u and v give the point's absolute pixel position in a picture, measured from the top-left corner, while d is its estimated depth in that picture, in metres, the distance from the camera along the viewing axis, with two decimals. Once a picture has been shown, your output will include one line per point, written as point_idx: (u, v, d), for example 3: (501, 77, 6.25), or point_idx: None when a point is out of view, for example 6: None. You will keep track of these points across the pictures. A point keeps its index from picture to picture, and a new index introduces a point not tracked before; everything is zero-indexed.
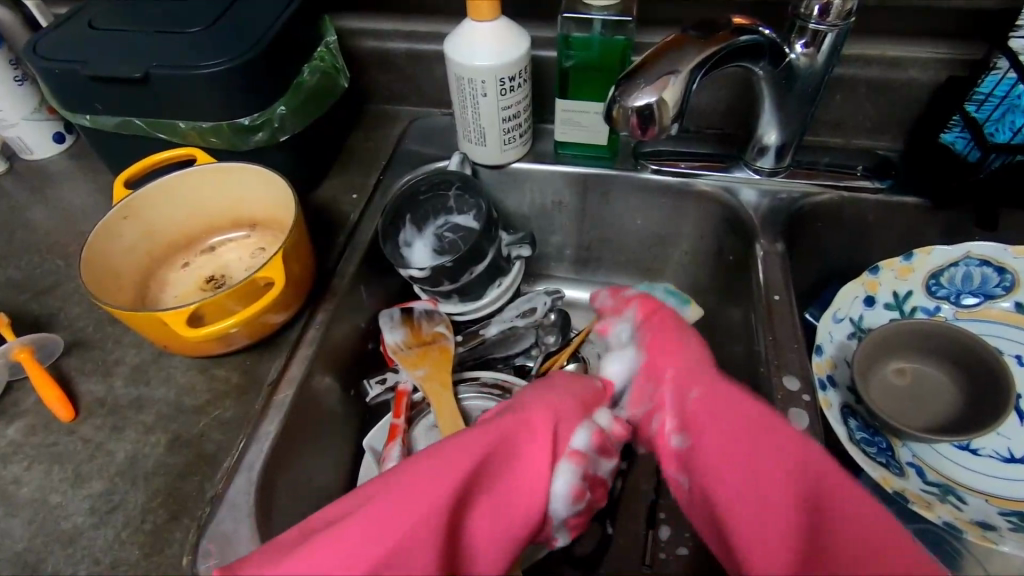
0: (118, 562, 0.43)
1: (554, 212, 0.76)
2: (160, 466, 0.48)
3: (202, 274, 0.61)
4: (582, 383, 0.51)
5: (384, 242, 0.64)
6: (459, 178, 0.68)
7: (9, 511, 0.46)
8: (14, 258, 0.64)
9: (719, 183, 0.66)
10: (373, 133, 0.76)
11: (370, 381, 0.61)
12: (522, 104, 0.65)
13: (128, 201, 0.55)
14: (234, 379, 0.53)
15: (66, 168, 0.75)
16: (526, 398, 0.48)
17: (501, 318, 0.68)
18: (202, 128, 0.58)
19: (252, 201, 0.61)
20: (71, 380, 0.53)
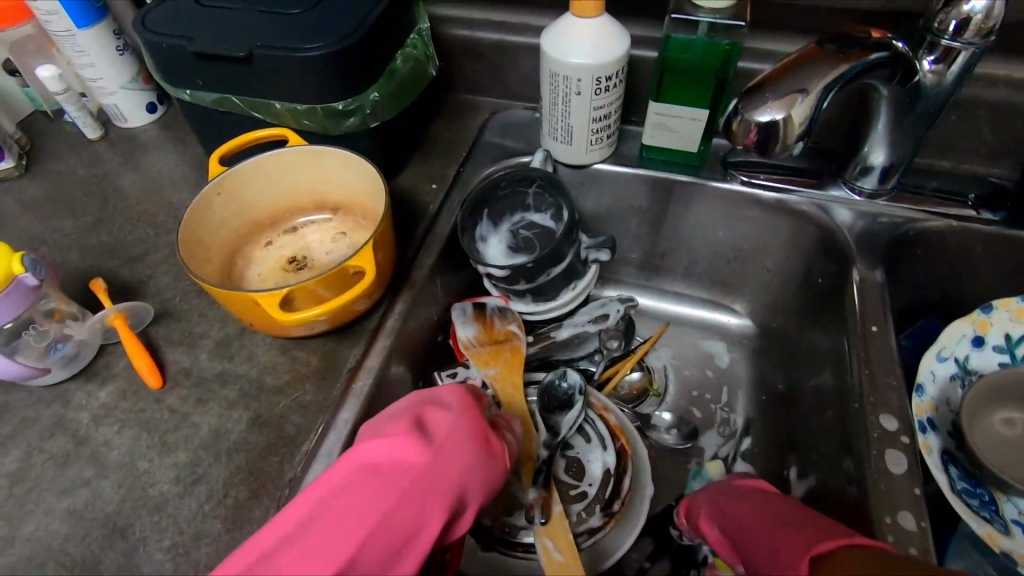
0: (201, 534, 0.44)
1: (632, 217, 0.74)
2: (242, 442, 0.48)
3: (284, 254, 0.62)
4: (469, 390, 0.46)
5: (461, 235, 0.64)
6: (542, 175, 0.66)
7: (101, 471, 0.47)
8: (107, 223, 0.67)
9: (814, 201, 0.63)
10: (453, 122, 0.75)
11: (442, 373, 0.61)
12: (614, 105, 0.63)
13: (223, 177, 0.56)
14: (314, 362, 0.53)
15: (156, 137, 0.77)
16: (456, 462, 0.39)
17: (572, 321, 0.67)
18: (297, 110, 0.58)
19: (338, 186, 0.61)
20: (159, 348, 0.55)
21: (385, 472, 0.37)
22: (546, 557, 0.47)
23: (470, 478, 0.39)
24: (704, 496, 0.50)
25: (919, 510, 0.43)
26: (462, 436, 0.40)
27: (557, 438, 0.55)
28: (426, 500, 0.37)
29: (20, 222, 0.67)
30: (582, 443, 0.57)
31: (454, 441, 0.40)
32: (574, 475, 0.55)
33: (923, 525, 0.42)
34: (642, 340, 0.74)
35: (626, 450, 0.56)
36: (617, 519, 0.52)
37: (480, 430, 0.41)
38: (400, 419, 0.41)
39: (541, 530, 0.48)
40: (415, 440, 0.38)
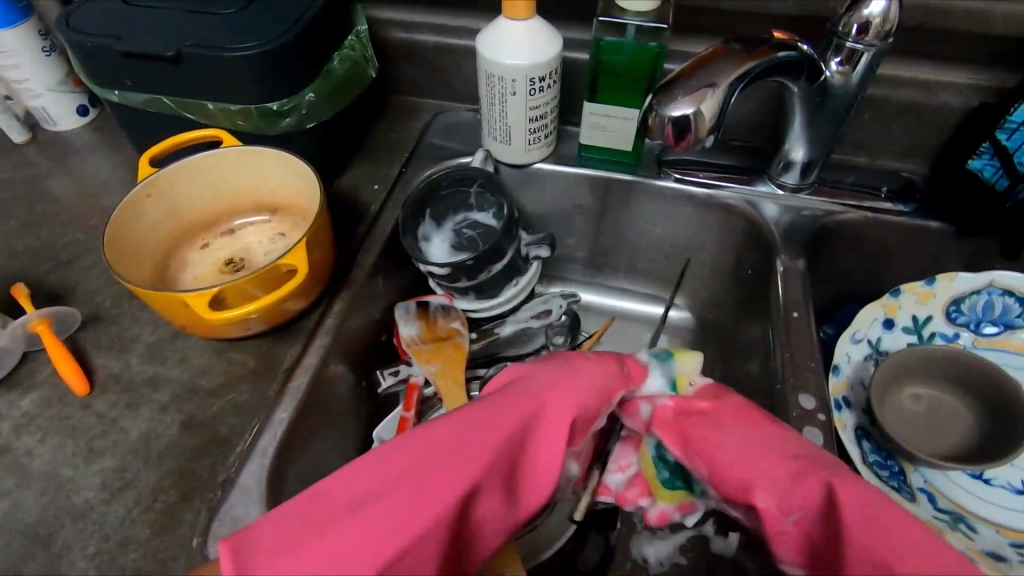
0: (128, 540, 0.43)
1: (574, 215, 0.75)
2: (173, 445, 0.48)
3: (221, 256, 0.61)
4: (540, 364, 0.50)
5: (403, 235, 0.64)
6: (484, 176, 0.68)
7: (23, 481, 0.46)
8: (33, 228, 0.64)
9: (742, 196, 0.66)
10: (396, 124, 0.76)
11: (384, 373, 0.60)
12: (550, 105, 0.65)
13: (153, 178, 0.55)
14: (250, 363, 0.53)
15: (88, 141, 0.75)
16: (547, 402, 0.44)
17: (516, 317, 0.68)
18: (231, 110, 0.58)
19: (275, 186, 0.61)
20: (87, 354, 0.53)
21: (475, 407, 0.43)
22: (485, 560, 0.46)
23: (553, 398, 0.44)
24: (721, 456, 0.44)
25: None
26: (550, 377, 0.46)
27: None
28: (516, 400, 0.44)
29: None
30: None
31: (541, 388, 0.45)
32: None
33: None
34: (588, 335, 0.74)
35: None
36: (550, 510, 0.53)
37: (568, 378, 0.46)
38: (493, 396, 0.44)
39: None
40: (518, 371, 0.48)
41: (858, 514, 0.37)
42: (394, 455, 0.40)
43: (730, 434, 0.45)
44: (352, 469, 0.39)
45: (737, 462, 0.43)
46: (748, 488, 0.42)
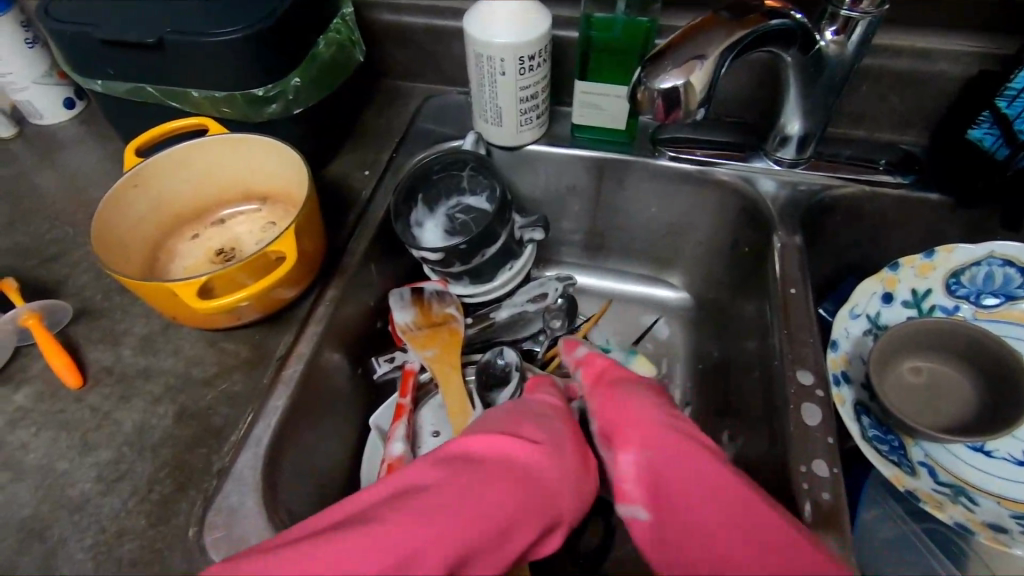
0: (124, 531, 0.43)
1: (568, 197, 0.74)
2: (167, 437, 0.47)
3: (211, 246, 0.61)
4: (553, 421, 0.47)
5: (395, 220, 0.63)
6: (475, 159, 0.67)
7: (18, 476, 0.45)
8: (24, 223, 0.64)
9: (737, 172, 0.65)
10: (386, 109, 0.75)
11: (379, 359, 0.60)
12: (541, 85, 0.63)
13: (139, 168, 0.54)
14: (243, 353, 0.52)
15: (75, 134, 0.74)
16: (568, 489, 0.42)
17: (512, 302, 0.68)
18: (215, 97, 0.57)
19: (264, 174, 0.60)
20: (79, 347, 0.53)
21: (501, 484, 0.39)
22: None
23: (568, 497, 0.42)
24: (608, 408, 0.47)
25: (831, 456, 0.45)
26: (572, 471, 0.42)
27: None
28: (541, 497, 0.40)
29: None
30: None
31: (559, 478, 0.41)
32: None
33: (835, 471, 0.45)
34: (586, 318, 0.75)
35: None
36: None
37: (580, 478, 0.43)
38: (509, 469, 0.41)
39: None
40: (539, 450, 0.42)
41: (696, 489, 0.40)
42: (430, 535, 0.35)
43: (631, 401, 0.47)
44: (358, 539, 0.35)
45: (632, 425, 0.45)
46: (625, 436, 0.45)
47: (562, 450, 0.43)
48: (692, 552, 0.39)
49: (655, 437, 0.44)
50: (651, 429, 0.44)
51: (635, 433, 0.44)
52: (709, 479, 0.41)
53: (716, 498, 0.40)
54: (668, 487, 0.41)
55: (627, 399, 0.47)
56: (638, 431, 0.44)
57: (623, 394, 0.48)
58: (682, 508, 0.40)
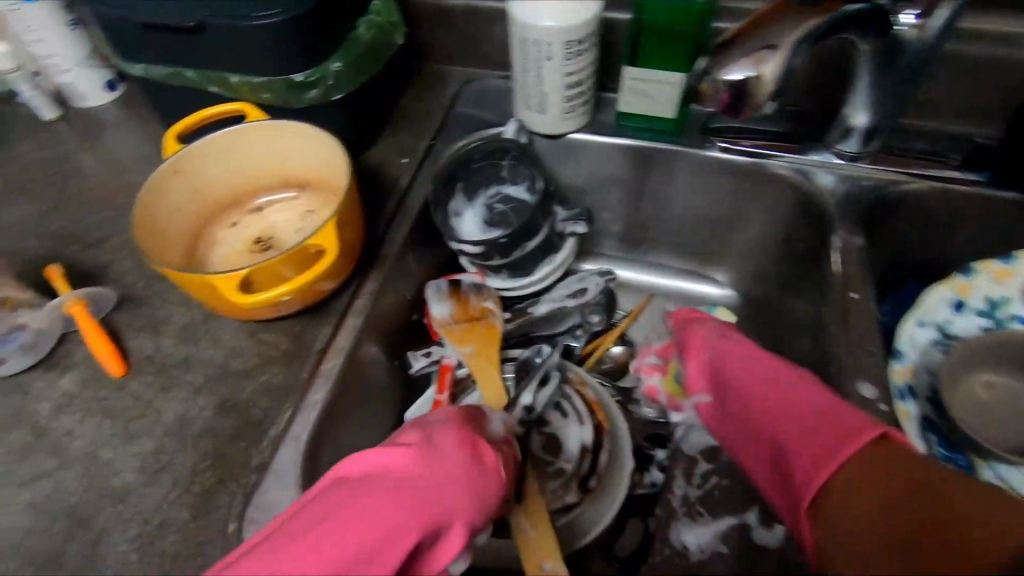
0: (167, 523, 0.43)
1: (611, 187, 0.71)
2: (208, 429, 0.47)
3: (250, 235, 0.60)
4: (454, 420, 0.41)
5: (434, 210, 0.62)
6: (515, 147, 0.64)
7: (63, 463, 0.46)
8: (68, 207, 0.64)
9: (793, 165, 0.61)
10: (425, 93, 0.72)
11: (415, 354, 0.59)
12: (587, 71, 0.60)
13: (179, 155, 0.54)
14: (282, 345, 0.52)
15: (115, 116, 0.74)
16: (453, 484, 0.36)
17: (550, 297, 0.66)
18: (254, 82, 0.56)
19: (302, 162, 0.59)
20: (122, 335, 0.53)
21: (362, 501, 0.33)
22: (520, 533, 0.46)
23: (455, 494, 0.36)
24: (691, 332, 0.59)
25: None
26: (457, 469, 0.37)
27: (532, 414, 0.55)
28: (415, 502, 0.34)
29: None
30: (558, 418, 0.55)
31: (433, 476, 0.35)
32: (549, 450, 0.53)
33: None
34: (623, 314, 0.72)
35: (603, 425, 0.54)
36: (594, 495, 0.51)
37: (472, 474, 0.37)
38: (382, 477, 0.35)
39: (516, 508, 0.47)
40: (415, 449, 0.37)
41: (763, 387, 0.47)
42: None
43: (713, 330, 0.57)
44: None
45: (725, 347, 0.54)
46: (714, 356, 0.55)
47: (436, 445, 0.38)
48: (743, 414, 0.48)
49: (731, 353, 0.53)
50: (733, 345, 0.54)
51: (699, 349, 0.57)
52: (771, 378, 0.47)
53: (756, 372, 0.49)
54: (724, 375, 0.52)
55: (698, 327, 0.60)
56: (704, 341, 0.57)
57: (689, 329, 0.60)
58: (738, 389, 0.50)
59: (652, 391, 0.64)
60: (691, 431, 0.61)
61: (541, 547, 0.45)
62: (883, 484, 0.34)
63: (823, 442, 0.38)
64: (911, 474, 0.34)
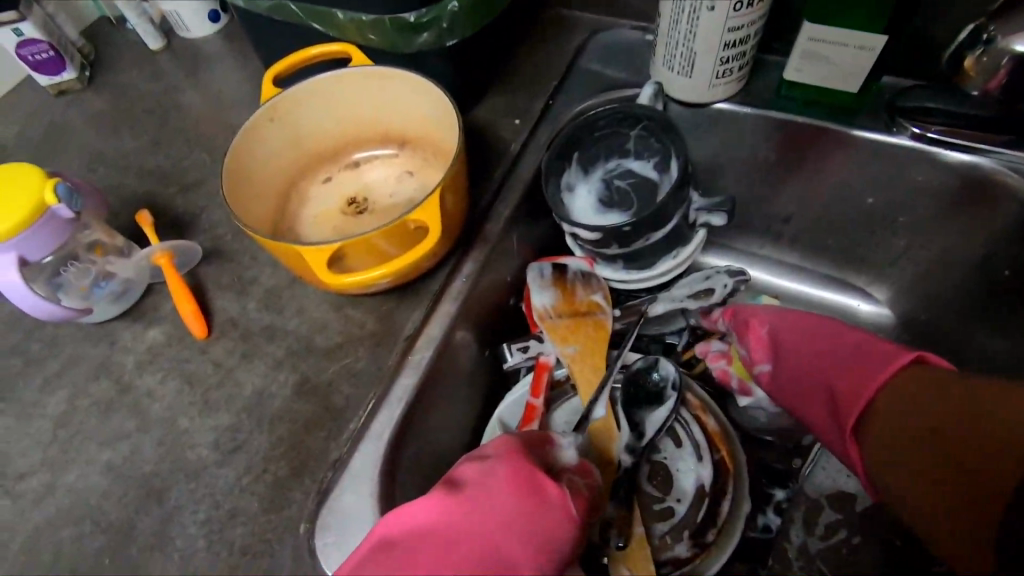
0: (238, 510, 0.39)
1: (757, 171, 0.59)
2: (287, 410, 0.43)
3: (344, 193, 0.55)
4: (507, 449, 0.36)
5: (546, 183, 0.53)
6: (652, 116, 0.54)
7: (143, 425, 0.44)
8: (166, 145, 0.61)
9: (1017, 165, 0.48)
10: (546, 41, 0.62)
11: (512, 348, 0.52)
12: (755, 26, 0.49)
13: (276, 100, 0.48)
14: (369, 325, 0.46)
15: (219, 50, 0.69)
16: (507, 532, 0.32)
17: (669, 295, 0.56)
18: (362, 20, 0.49)
19: (406, 116, 0.52)
20: (207, 292, 0.50)
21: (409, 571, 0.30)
22: None
23: (509, 544, 0.32)
24: (744, 310, 0.53)
25: None
26: (509, 519, 0.32)
27: (642, 442, 0.48)
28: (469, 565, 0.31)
29: (83, 141, 0.63)
30: (672, 448, 0.49)
31: (485, 527, 0.32)
32: (659, 486, 0.48)
33: None
34: None
35: (726, 464, 0.47)
36: (710, 550, 0.45)
37: (529, 519, 0.33)
38: (427, 538, 0.31)
39: (617, 555, 0.44)
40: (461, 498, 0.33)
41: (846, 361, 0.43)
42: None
43: (780, 310, 0.50)
44: None
45: (789, 326, 0.49)
46: (774, 333, 0.49)
47: (487, 489, 0.33)
48: (807, 375, 0.45)
49: (796, 331, 0.48)
50: (797, 323, 0.48)
51: (745, 322, 0.52)
52: (853, 352, 0.43)
53: (816, 337, 0.46)
54: (791, 352, 0.47)
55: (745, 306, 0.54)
56: (756, 313, 0.51)
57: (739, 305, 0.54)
58: (798, 356, 0.46)
59: (723, 375, 0.54)
60: (818, 470, 0.53)
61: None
62: (920, 403, 0.37)
63: (866, 365, 0.41)
64: (943, 385, 0.37)
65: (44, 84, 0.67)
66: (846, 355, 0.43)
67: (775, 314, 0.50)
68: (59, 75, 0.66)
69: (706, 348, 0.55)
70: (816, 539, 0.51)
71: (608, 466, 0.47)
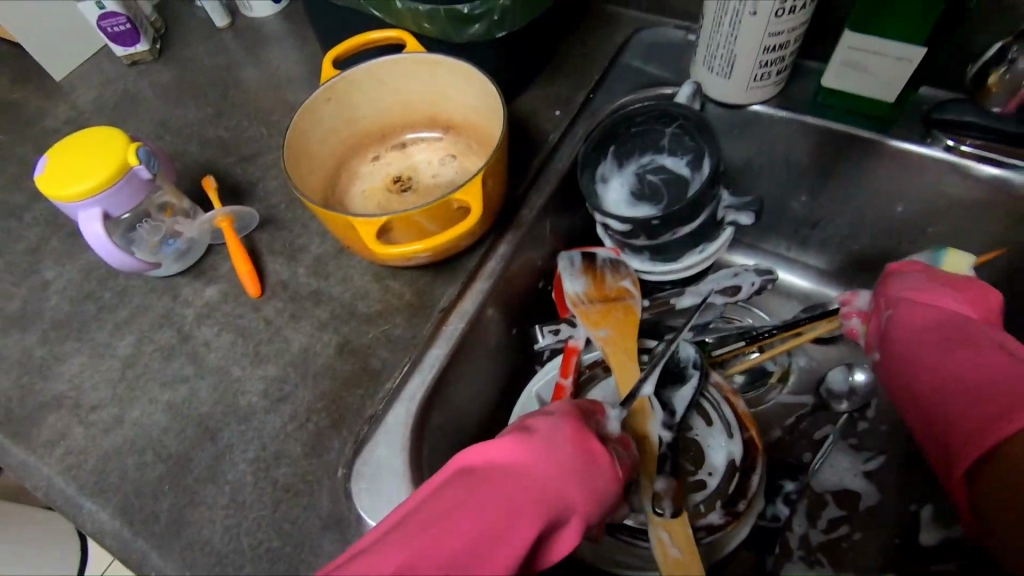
0: (282, 453, 0.44)
1: (786, 174, 0.61)
2: (328, 368, 0.47)
3: (389, 173, 0.58)
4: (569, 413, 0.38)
5: (582, 174, 0.56)
6: (688, 115, 0.56)
7: (199, 371, 0.48)
8: (227, 117, 0.66)
9: None
10: (590, 38, 0.64)
11: (543, 329, 0.55)
12: (796, 32, 0.50)
13: (334, 81, 0.52)
14: (407, 296, 0.50)
15: (279, 30, 0.73)
16: (569, 474, 0.33)
17: (696, 288, 0.59)
18: (419, 10, 0.52)
19: (454, 103, 0.55)
20: (261, 255, 0.54)
21: (480, 495, 0.30)
22: (663, 553, 0.43)
23: (574, 488, 0.33)
24: (889, 284, 0.49)
25: None
26: (571, 464, 0.34)
27: (676, 418, 0.50)
28: (532, 495, 0.31)
29: (153, 109, 0.68)
30: (703, 426, 0.51)
31: (550, 471, 0.33)
32: (691, 460, 0.50)
33: None
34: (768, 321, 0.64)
35: (756, 442, 0.50)
36: (741, 518, 0.48)
37: (589, 468, 0.34)
38: (492, 476, 0.32)
39: (658, 521, 0.44)
40: (527, 444, 0.34)
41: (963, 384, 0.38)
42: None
43: (931, 290, 0.45)
44: None
45: (924, 314, 0.44)
46: (907, 319, 0.45)
47: (552, 438, 0.35)
48: (912, 377, 0.41)
49: (929, 325, 0.43)
50: (934, 314, 0.43)
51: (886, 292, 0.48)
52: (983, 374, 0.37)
53: (959, 341, 0.40)
54: (908, 347, 0.43)
55: (895, 274, 0.49)
56: (894, 289, 0.48)
57: (902, 266, 0.50)
58: (917, 348, 0.42)
59: (852, 332, 0.54)
60: (826, 466, 0.55)
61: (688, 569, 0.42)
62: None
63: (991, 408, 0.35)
64: None
65: (119, 55, 0.72)
66: (974, 372, 0.38)
67: (915, 292, 0.46)
68: (133, 47, 0.71)
69: (851, 300, 0.55)
70: (819, 532, 0.53)
71: (646, 441, 0.47)
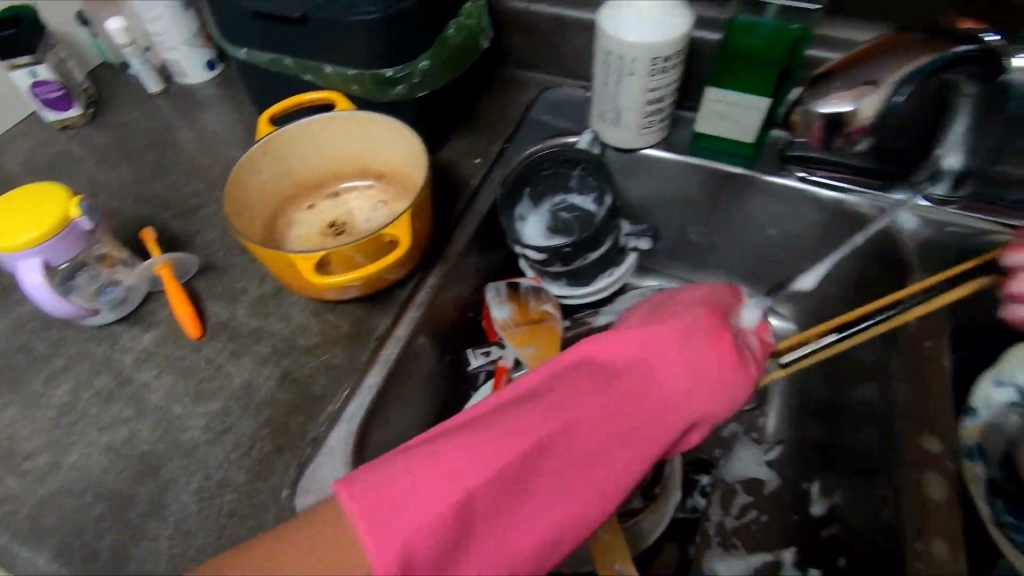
0: (226, 481, 0.45)
1: (680, 206, 0.70)
2: (270, 398, 0.50)
3: (325, 219, 0.63)
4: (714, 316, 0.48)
5: (501, 213, 0.63)
6: (588, 159, 0.64)
7: (139, 412, 0.49)
8: (163, 175, 0.69)
9: (875, 204, 0.60)
10: (503, 96, 0.73)
11: (475, 352, 0.62)
12: (670, 88, 0.60)
13: (270, 137, 0.56)
14: (345, 327, 0.54)
15: (213, 95, 0.78)
16: (708, 396, 0.44)
17: (610, 307, 0.66)
18: (347, 75, 0.58)
19: (383, 154, 0.61)
20: (201, 299, 0.56)
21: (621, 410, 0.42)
22: (591, 537, 0.46)
23: (701, 400, 0.44)
24: None
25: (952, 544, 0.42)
26: (710, 382, 0.45)
27: None
28: (668, 413, 0.43)
29: (86, 170, 0.70)
30: None
31: (684, 385, 0.44)
32: None
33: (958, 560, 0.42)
34: None
35: None
36: (656, 502, 0.54)
37: (728, 382, 0.45)
38: (638, 379, 0.44)
39: None
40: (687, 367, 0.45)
41: None
42: (539, 483, 0.38)
43: None
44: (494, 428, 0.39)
45: None
46: None
47: (703, 357, 0.45)
48: None
49: None
50: None
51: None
52: None
53: None
54: None
55: None
56: None
57: None
58: None
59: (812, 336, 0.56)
60: (734, 459, 0.62)
61: (612, 548, 0.46)
62: None
63: None
64: None
65: (51, 120, 0.74)
66: None
67: None
68: (66, 112, 0.73)
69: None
70: (731, 518, 0.59)
71: None
